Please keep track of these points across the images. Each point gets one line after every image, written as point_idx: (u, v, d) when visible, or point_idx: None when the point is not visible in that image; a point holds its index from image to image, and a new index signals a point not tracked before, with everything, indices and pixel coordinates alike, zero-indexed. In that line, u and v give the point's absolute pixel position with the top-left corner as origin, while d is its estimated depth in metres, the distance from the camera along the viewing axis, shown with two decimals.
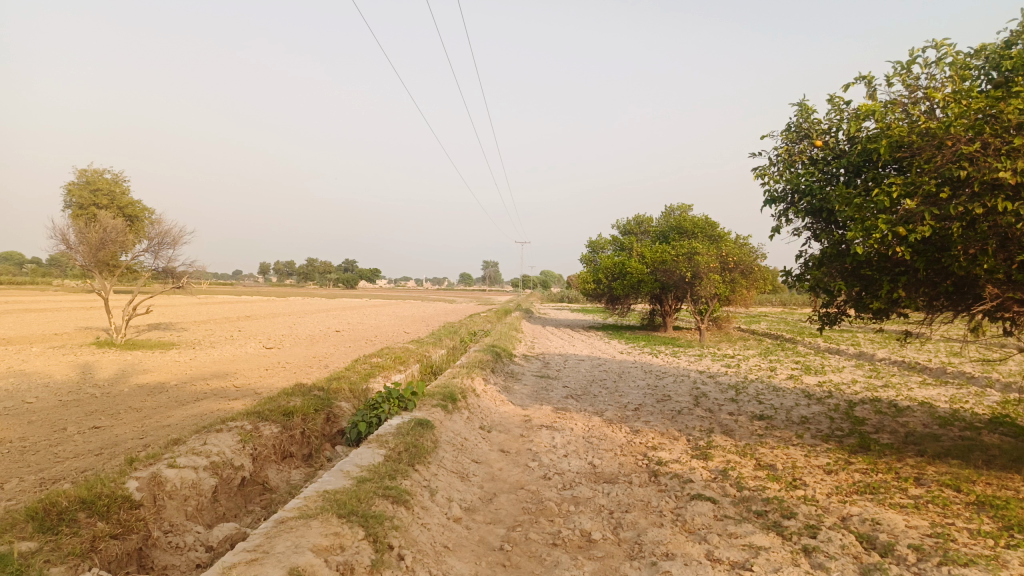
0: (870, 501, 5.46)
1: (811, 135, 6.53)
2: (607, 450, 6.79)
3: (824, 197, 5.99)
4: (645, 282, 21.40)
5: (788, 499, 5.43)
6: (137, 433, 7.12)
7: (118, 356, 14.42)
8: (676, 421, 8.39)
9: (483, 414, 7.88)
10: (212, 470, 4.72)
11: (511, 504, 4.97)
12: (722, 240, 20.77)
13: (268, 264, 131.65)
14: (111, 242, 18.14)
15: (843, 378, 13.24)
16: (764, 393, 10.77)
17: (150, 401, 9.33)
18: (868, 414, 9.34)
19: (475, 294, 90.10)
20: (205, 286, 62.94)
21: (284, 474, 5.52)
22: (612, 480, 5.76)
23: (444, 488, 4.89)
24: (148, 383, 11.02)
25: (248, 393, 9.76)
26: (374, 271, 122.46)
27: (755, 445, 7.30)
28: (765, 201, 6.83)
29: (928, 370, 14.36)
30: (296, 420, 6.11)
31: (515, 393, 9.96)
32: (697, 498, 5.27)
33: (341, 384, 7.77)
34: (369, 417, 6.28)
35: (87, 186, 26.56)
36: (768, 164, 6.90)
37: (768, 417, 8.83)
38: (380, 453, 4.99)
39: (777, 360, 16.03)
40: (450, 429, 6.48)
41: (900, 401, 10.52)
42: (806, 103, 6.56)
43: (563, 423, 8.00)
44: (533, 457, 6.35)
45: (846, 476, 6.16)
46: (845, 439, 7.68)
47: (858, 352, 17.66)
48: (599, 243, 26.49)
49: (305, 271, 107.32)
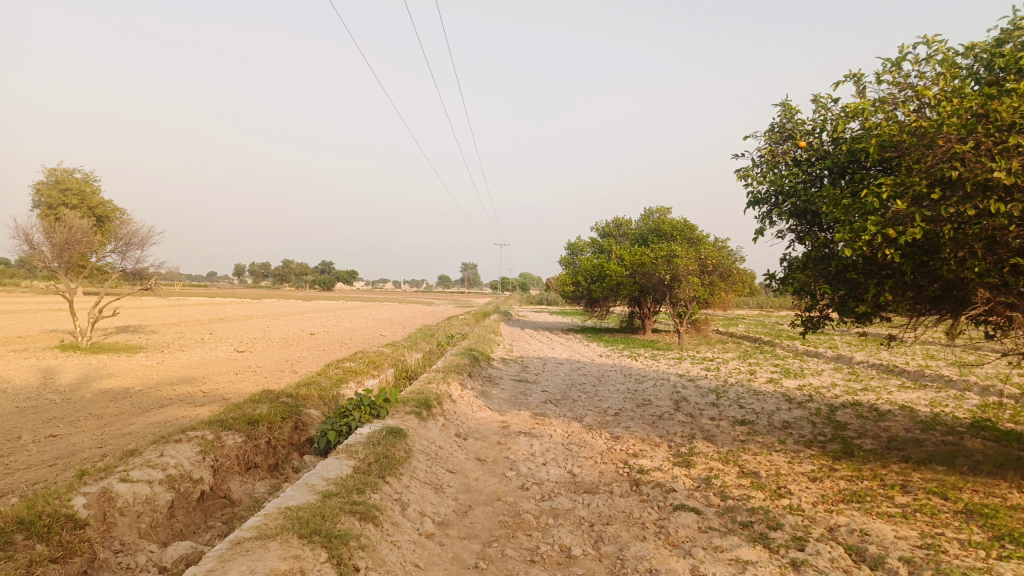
0: (857, 510, 5.30)
1: (795, 136, 6.38)
2: (587, 458, 6.58)
3: (809, 199, 5.83)
4: (624, 285, 21.28)
5: (773, 509, 5.26)
6: (95, 442, 6.79)
7: (82, 359, 13.97)
8: (657, 426, 8.22)
9: (459, 421, 7.65)
10: (168, 484, 4.43)
11: (487, 517, 4.75)
12: (701, 243, 20.70)
13: (244, 266, 130.19)
14: (79, 242, 17.65)
15: (823, 381, 13.17)
16: (744, 397, 10.64)
17: (112, 408, 8.97)
18: (850, 418, 9.25)
19: (454, 297, 89.65)
20: (179, 288, 62.06)
21: (247, 487, 5.24)
22: (592, 490, 5.55)
23: (416, 502, 4.65)
24: (111, 388, 10.63)
25: (215, 400, 9.43)
26: (352, 273, 121.54)
27: (738, 451, 7.14)
28: (748, 203, 6.65)
29: (906, 374, 14.35)
30: (261, 429, 5.83)
31: (492, 399, 9.74)
32: (680, 508, 5.07)
33: (312, 390, 7.49)
34: (339, 425, 6.02)
35: (56, 185, 25.93)
36: (751, 165, 6.74)
37: (750, 422, 8.68)
38: (348, 464, 4.73)
39: (756, 363, 15.97)
40: (424, 437, 6.23)
41: (881, 405, 10.44)
42: (790, 103, 6.41)
43: (541, 429, 7.78)
44: (510, 466, 6.13)
45: (832, 485, 6.01)
46: (828, 445, 7.55)
47: (836, 355, 17.66)
48: (577, 246, 26.36)
49: (281, 272, 106.20)
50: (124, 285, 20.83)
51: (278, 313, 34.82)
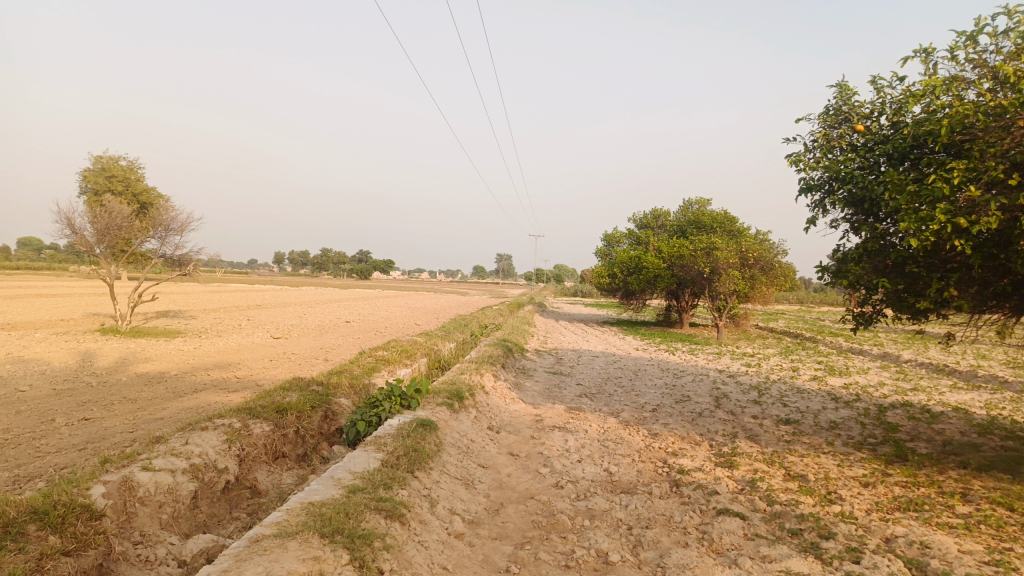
0: (916, 519, 4.95)
1: (851, 119, 6.02)
2: (624, 455, 6.31)
3: (868, 187, 5.45)
4: (662, 277, 20.87)
5: (825, 517, 4.94)
6: (126, 427, 6.74)
7: (120, 343, 14.11)
8: (698, 424, 7.92)
9: (491, 413, 7.44)
10: (192, 473, 4.29)
11: (520, 517, 4.53)
12: (742, 235, 20.18)
13: (282, 254, 132.03)
14: (122, 228, 17.87)
15: (870, 380, 12.67)
16: (788, 395, 10.25)
17: (146, 392, 8.97)
18: (901, 420, 8.81)
19: (489, 288, 89.57)
20: (218, 276, 63.03)
21: (275, 477, 5.09)
22: (630, 490, 5.30)
23: (446, 498, 4.45)
24: (147, 372, 10.66)
25: (249, 386, 9.37)
26: (388, 263, 122.25)
27: (784, 453, 6.80)
28: (799, 190, 6.27)
29: (958, 374, 13.74)
30: (289, 418, 5.68)
31: (526, 391, 9.51)
32: (725, 513, 4.79)
33: (342, 378, 7.34)
34: (368, 415, 5.83)
35: (102, 172, 26.37)
36: (804, 150, 6.37)
37: (795, 422, 8.32)
38: (376, 458, 4.55)
39: (799, 359, 15.48)
40: (456, 430, 6.03)
41: (933, 406, 9.95)
42: (846, 83, 6.04)
43: (575, 424, 7.53)
44: (544, 462, 5.89)
45: (886, 491, 5.65)
46: (880, 448, 7.17)
47: (883, 353, 17.04)
48: (614, 237, 25.97)
49: (319, 260, 107.36)
50: (165, 270, 21.08)
51: (315, 301, 35.10)
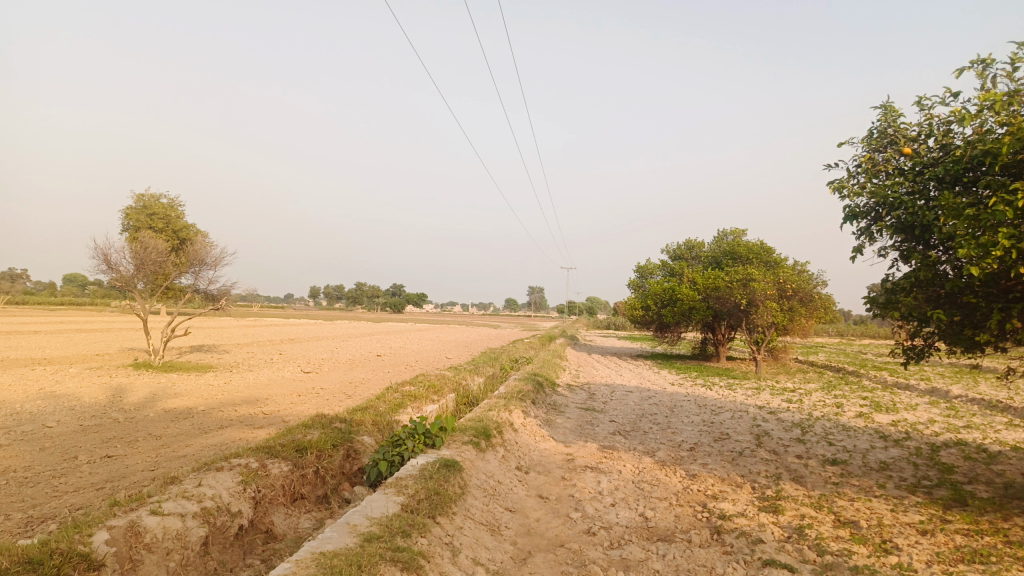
0: (982, 573, 4.51)
1: (897, 142, 5.71)
2: (661, 499, 5.96)
3: (920, 213, 5.13)
4: (697, 309, 20.45)
5: (881, 569, 4.53)
6: (148, 465, 6.60)
7: (152, 378, 14.15)
8: (738, 464, 7.52)
9: (520, 452, 7.15)
10: (202, 517, 4.09)
11: (548, 567, 4.23)
12: (780, 266, 19.69)
13: (317, 290, 133.50)
14: (159, 264, 18.10)
15: (919, 417, 12.05)
16: (833, 433, 9.77)
17: (172, 428, 8.87)
18: (956, 460, 8.30)
19: (522, 321, 89.31)
20: (254, 311, 63.81)
21: (292, 520, 4.87)
22: (667, 538, 4.96)
23: (469, 546, 4.18)
24: (175, 408, 10.59)
25: (275, 422, 9.22)
26: (421, 297, 122.80)
27: (832, 496, 6.39)
28: (844, 217, 5.94)
29: (1013, 410, 13.03)
30: (309, 457, 5.46)
31: (557, 428, 9.20)
32: (771, 565, 4.43)
33: (366, 416, 7.14)
34: (391, 455, 5.58)
35: (144, 210, 26.89)
36: (847, 175, 6.06)
37: (842, 462, 7.87)
38: (395, 501, 4.30)
39: (842, 395, 14.89)
40: (482, 471, 5.76)
41: (990, 445, 9.37)
42: (891, 105, 5.74)
43: (608, 464, 7.19)
44: (575, 506, 5.58)
45: (946, 540, 5.20)
46: (935, 491, 6.70)
47: (930, 388, 16.32)
48: (647, 269, 25.61)
49: (354, 294, 108.50)
50: (200, 305, 21.28)
51: (347, 335, 35.20)
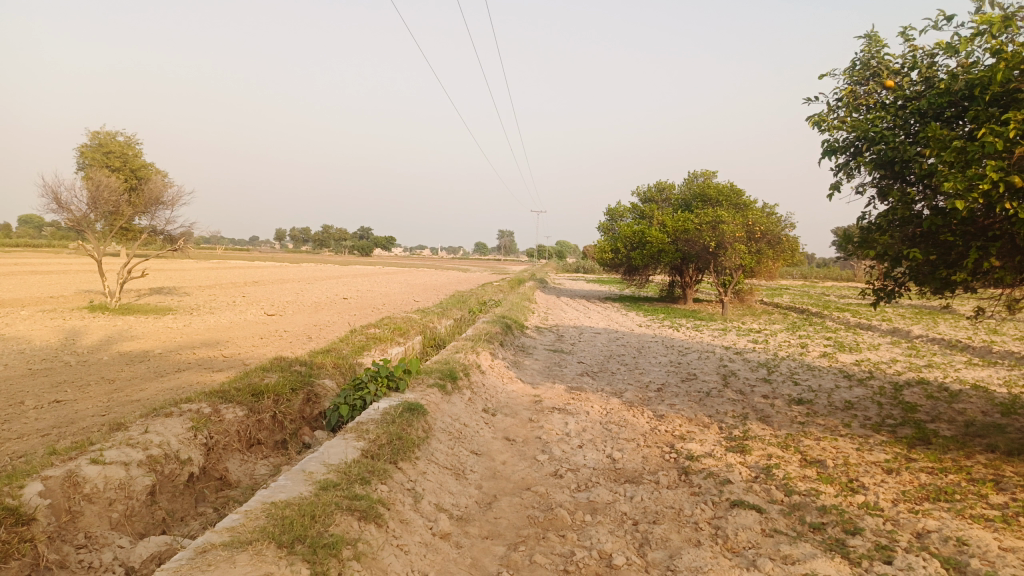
0: (947, 511, 4.51)
1: (880, 75, 5.50)
2: (629, 440, 5.88)
3: (901, 147, 4.96)
4: (666, 252, 20.40)
5: (849, 509, 4.50)
6: (99, 410, 6.34)
7: (108, 320, 13.72)
8: (705, 405, 7.49)
9: (487, 394, 7.01)
10: (149, 466, 3.87)
11: (514, 511, 4.11)
12: (749, 209, 19.63)
13: (283, 232, 131.29)
14: (114, 202, 17.40)
15: (881, 357, 12.21)
16: (798, 373, 9.83)
17: (127, 372, 8.56)
18: (919, 399, 8.39)
19: (491, 264, 89.10)
20: (218, 254, 62.51)
21: (248, 467, 4.68)
22: (635, 479, 4.87)
23: (432, 492, 4.03)
24: (130, 351, 10.25)
25: (235, 365, 8.98)
26: (390, 240, 121.54)
27: (799, 436, 6.38)
28: (822, 153, 5.74)
29: (972, 349, 13.29)
30: (265, 402, 5.23)
31: (525, 370, 9.09)
32: (739, 506, 4.37)
33: (327, 358, 6.90)
34: (352, 399, 5.37)
35: (99, 148, 25.78)
36: (827, 109, 5.84)
37: (808, 402, 7.89)
38: (355, 447, 4.11)
39: (807, 335, 15.02)
40: (447, 414, 5.60)
41: (951, 384, 9.52)
42: (876, 35, 5.50)
43: (576, 405, 7.09)
44: (542, 448, 5.46)
45: (912, 479, 5.21)
46: (900, 430, 6.74)
47: (892, 329, 16.59)
48: (616, 211, 25.40)
49: (321, 236, 106.82)
50: (159, 246, 20.64)
51: (313, 277, 34.69)
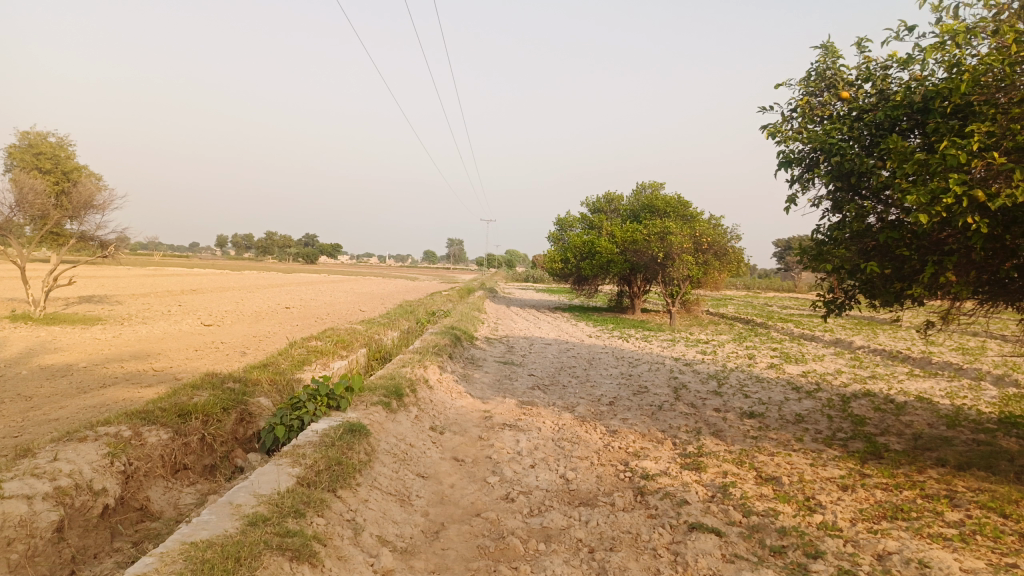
0: (906, 530, 4.42)
1: (836, 87, 5.49)
2: (582, 458, 5.67)
3: (858, 160, 4.92)
4: (615, 262, 20.41)
5: (808, 531, 4.36)
6: (10, 431, 5.81)
7: (30, 331, 12.88)
8: (658, 419, 7.35)
9: (435, 411, 6.72)
10: (56, 499, 3.46)
11: (462, 541, 3.84)
12: (696, 220, 19.80)
13: (225, 239, 127.99)
14: (41, 206, 16.47)
15: (826, 368, 12.34)
16: (748, 385, 9.80)
17: (46, 388, 7.96)
18: (867, 411, 8.43)
19: (439, 272, 88.45)
20: (155, 261, 60.38)
21: (171, 495, 4.30)
22: (589, 502, 4.66)
23: (374, 522, 3.74)
24: (52, 364, 9.58)
25: (166, 380, 8.47)
26: (337, 248, 119.63)
27: (753, 451, 6.27)
28: (778, 164, 5.66)
29: (911, 360, 13.57)
30: (194, 423, 4.84)
31: (475, 384, 8.82)
32: (698, 529, 4.19)
33: (264, 374, 6.51)
34: (289, 419, 5.02)
35: (29, 149, 24.46)
36: (782, 119, 5.79)
37: (759, 415, 7.82)
38: (290, 474, 3.79)
39: (754, 346, 15.13)
40: (392, 434, 5.30)
41: (895, 396, 9.62)
42: (831, 45, 5.49)
43: (527, 421, 6.87)
44: (492, 469, 5.21)
45: (867, 496, 5.14)
46: (851, 444, 6.71)
47: (834, 339, 16.87)
48: (566, 221, 25.37)
49: (265, 244, 104.37)
50: (90, 252, 19.64)
51: (256, 285, 33.68)
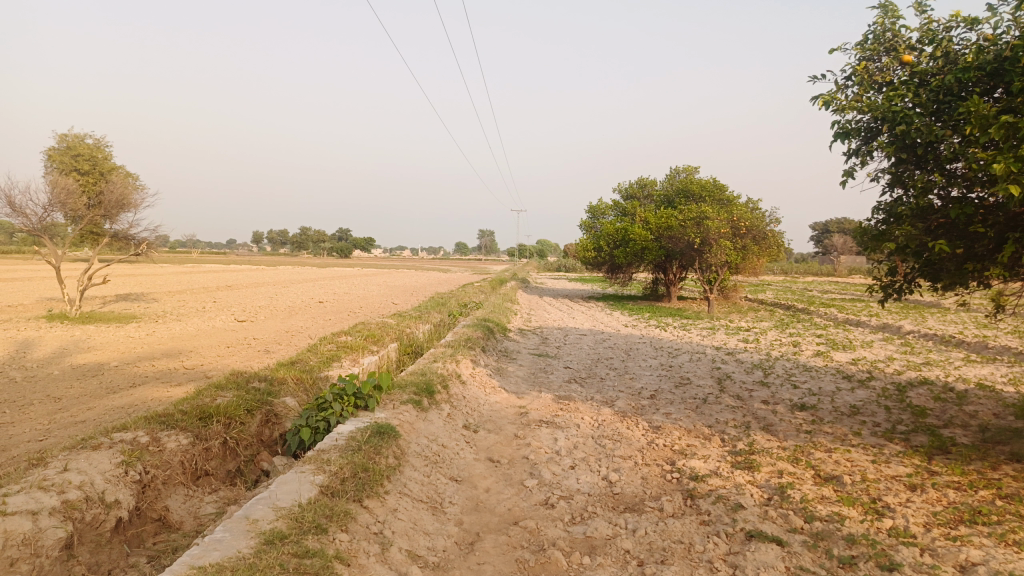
0: (988, 537, 3.99)
1: (897, 50, 5.02)
2: (625, 458, 5.31)
3: (928, 129, 4.46)
4: (649, 249, 19.91)
5: (879, 538, 3.96)
6: (35, 435, 5.64)
7: (66, 330, 12.89)
8: (704, 413, 6.96)
9: (468, 408, 6.42)
10: (63, 514, 3.21)
11: (499, 554, 3.53)
12: (733, 204, 19.20)
13: (260, 236, 129.60)
14: (77, 206, 16.52)
15: (877, 355, 11.77)
16: (796, 375, 9.32)
17: (76, 388, 7.84)
18: (926, 401, 7.91)
19: (472, 264, 88.30)
20: (192, 259, 61.21)
21: (192, 504, 4.06)
22: (636, 507, 4.31)
23: (404, 535, 3.44)
24: (84, 364, 9.50)
25: (196, 379, 8.30)
26: (369, 242, 120.41)
27: (808, 447, 5.85)
28: (835, 136, 5.21)
29: (966, 345, 12.91)
30: (215, 427, 4.60)
31: (509, 378, 8.51)
32: (756, 538, 3.82)
33: (290, 372, 6.26)
34: (314, 421, 4.75)
35: (68, 151, 24.59)
36: (837, 88, 5.34)
37: (811, 407, 7.37)
38: (313, 483, 3.53)
39: (798, 334, 14.55)
40: (423, 435, 5.01)
41: (955, 384, 9.07)
42: (892, 4, 5.03)
43: (565, 417, 6.53)
44: (530, 470, 4.89)
45: (939, 497, 4.70)
46: (914, 438, 6.24)
47: (882, 324, 16.21)
48: (598, 208, 24.87)
49: (299, 239, 105.42)
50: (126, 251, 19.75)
51: (291, 280, 33.84)
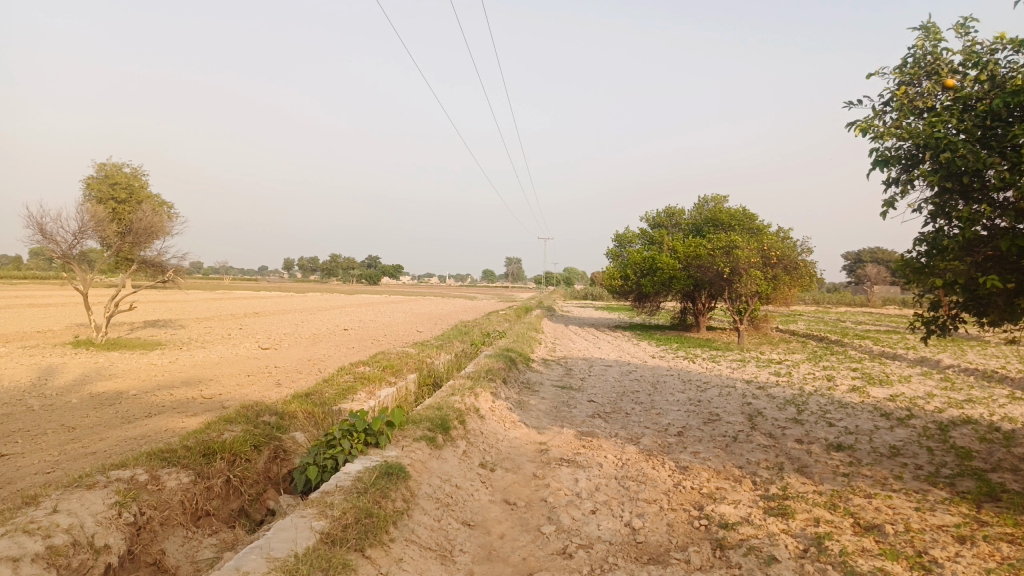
0: None
1: (939, 74, 4.76)
2: (650, 502, 5.02)
3: (975, 157, 4.17)
4: (678, 278, 19.57)
5: None
6: (42, 467, 5.51)
7: (90, 357, 12.89)
8: (734, 453, 6.62)
9: (485, 445, 6.18)
10: (48, 560, 3.01)
11: None
12: (763, 233, 18.83)
13: (290, 262, 131.09)
14: (109, 233, 16.68)
15: (916, 391, 11.28)
16: (830, 412, 8.91)
17: (91, 418, 7.73)
18: (971, 442, 7.47)
19: (499, 292, 88.17)
20: (223, 285, 61.88)
21: (190, 548, 3.85)
22: (660, 558, 4.02)
23: None
24: (103, 392, 9.42)
25: (213, 409, 8.16)
26: (398, 269, 121.06)
27: (846, 492, 5.49)
28: (874, 164, 4.93)
29: (1010, 381, 12.33)
30: (218, 465, 4.42)
31: (530, 411, 8.25)
32: None
33: (303, 405, 6.08)
34: (322, 459, 4.55)
35: (105, 180, 24.97)
36: (875, 114, 5.09)
37: (848, 447, 6.99)
38: (313, 529, 3.31)
39: (831, 367, 14.06)
40: (436, 475, 4.78)
41: (1000, 423, 8.58)
42: (933, 26, 4.79)
43: (587, 455, 6.25)
44: (548, 515, 4.62)
45: (993, 551, 4.32)
46: (960, 483, 5.84)
47: (919, 358, 15.62)
48: (625, 237, 24.62)
49: (328, 265, 106.40)
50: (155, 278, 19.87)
51: (318, 308, 33.89)
